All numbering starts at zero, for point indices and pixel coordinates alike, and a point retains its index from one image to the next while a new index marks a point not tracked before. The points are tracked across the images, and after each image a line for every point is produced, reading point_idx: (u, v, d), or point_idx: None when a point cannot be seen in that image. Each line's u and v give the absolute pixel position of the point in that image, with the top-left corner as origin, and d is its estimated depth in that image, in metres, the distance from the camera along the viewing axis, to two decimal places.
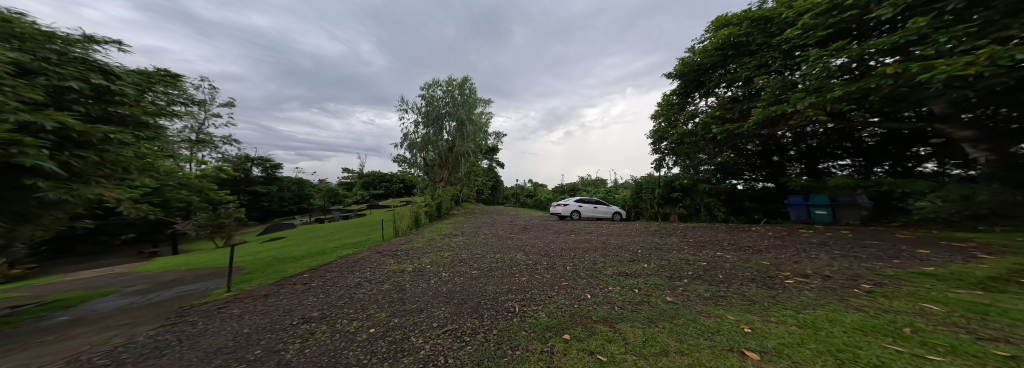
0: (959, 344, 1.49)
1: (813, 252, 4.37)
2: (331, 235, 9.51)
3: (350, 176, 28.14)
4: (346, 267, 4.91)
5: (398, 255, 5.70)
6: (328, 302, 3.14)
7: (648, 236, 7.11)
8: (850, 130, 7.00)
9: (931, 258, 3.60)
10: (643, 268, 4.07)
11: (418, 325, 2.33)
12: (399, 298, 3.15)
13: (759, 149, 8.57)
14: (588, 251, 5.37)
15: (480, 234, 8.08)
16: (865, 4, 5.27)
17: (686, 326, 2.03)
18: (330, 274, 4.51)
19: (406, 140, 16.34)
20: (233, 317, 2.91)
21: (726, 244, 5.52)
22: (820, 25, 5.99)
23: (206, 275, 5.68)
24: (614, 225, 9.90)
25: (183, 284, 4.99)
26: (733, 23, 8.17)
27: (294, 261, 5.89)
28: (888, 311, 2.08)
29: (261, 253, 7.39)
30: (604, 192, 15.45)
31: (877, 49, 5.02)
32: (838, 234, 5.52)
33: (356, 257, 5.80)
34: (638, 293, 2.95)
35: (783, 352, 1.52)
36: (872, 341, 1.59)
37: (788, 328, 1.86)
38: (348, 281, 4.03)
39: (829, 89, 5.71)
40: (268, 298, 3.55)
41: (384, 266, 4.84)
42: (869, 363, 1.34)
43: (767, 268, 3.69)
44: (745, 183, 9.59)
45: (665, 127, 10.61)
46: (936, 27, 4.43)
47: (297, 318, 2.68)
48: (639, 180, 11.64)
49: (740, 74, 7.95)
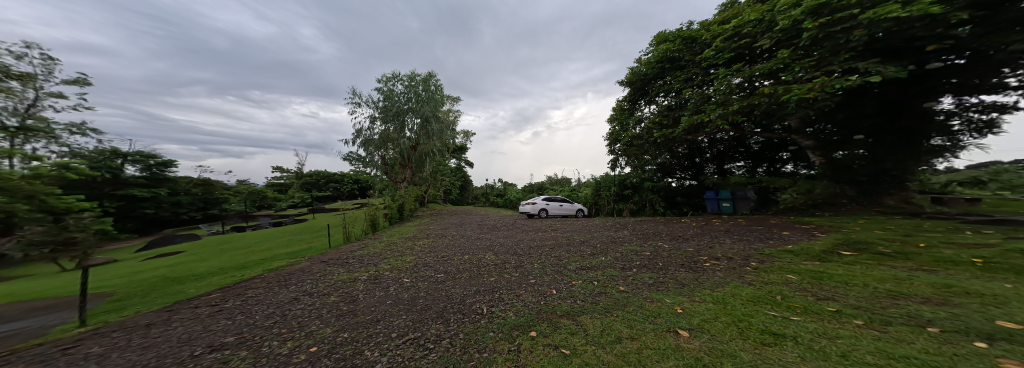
0: (808, 305, 1.96)
1: (723, 237, 5.30)
2: (260, 245, 8.10)
3: (286, 175, 24.24)
4: (276, 281, 4.25)
5: (349, 262, 5.16)
6: (250, 323, 2.69)
7: (606, 230, 7.70)
8: (744, 137, 8.76)
9: (792, 237, 4.73)
10: (601, 260, 4.41)
11: (373, 337, 2.14)
12: (349, 310, 2.84)
13: (685, 151, 9.98)
14: (554, 248, 5.58)
15: (447, 236, 7.75)
16: (755, 33, 6.59)
17: (634, 312, 2.27)
18: (252, 291, 3.85)
19: (360, 136, 14.85)
20: (93, 357, 2.27)
21: (668, 235, 6.29)
22: (726, 48, 7.21)
23: (48, 307, 4.32)
24: (575, 221, 10.49)
25: (4, 322, 3.71)
26: (669, 39, 9.32)
27: (198, 280, 4.87)
28: (774, 282, 2.62)
29: (145, 273, 5.90)
30: (568, 190, 16.24)
31: (760, 73, 6.34)
32: (737, 222, 6.78)
33: (291, 268, 5.07)
34: (596, 285, 3.17)
35: (704, 327, 1.80)
36: (759, 309, 1.99)
37: (707, 305, 2.21)
38: (279, 297, 3.50)
39: (730, 103, 6.97)
40: (153, 327, 2.86)
41: (331, 276, 4.32)
42: (759, 328, 1.66)
43: (692, 253, 4.33)
44: (676, 180, 10.90)
45: (619, 130, 11.61)
46: (794, 59, 5.76)
47: (203, 347, 2.22)
48: (598, 178, 12.51)
49: (673, 86, 9.13)
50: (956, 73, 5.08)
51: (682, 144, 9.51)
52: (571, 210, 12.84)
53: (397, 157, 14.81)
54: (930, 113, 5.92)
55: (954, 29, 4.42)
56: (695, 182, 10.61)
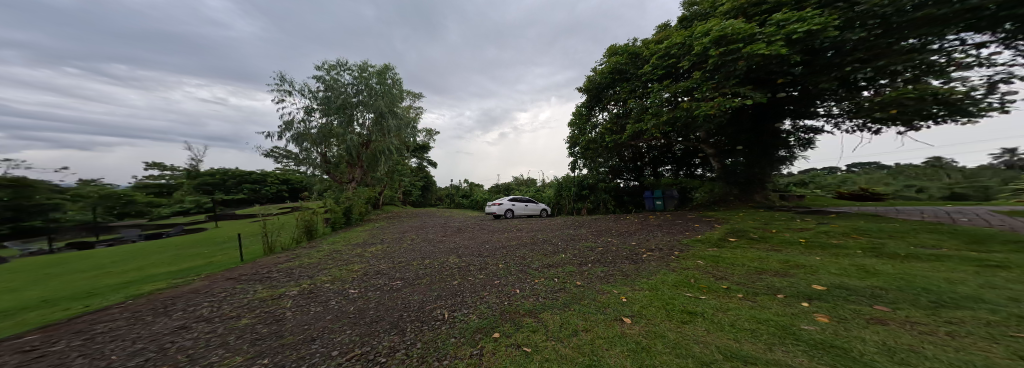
0: (708, 285, 2.63)
1: (655, 231, 6.17)
2: (134, 263, 6.22)
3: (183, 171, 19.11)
4: (161, 308, 3.31)
5: (273, 277, 4.34)
6: (110, 363, 2.03)
7: (566, 228, 8.17)
8: (672, 145, 10.41)
9: (699, 228, 5.80)
10: (563, 257, 4.64)
11: (308, 358, 1.84)
12: (273, 332, 2.39)
13: (630, 155, 11.20)
14: (519, 248, 5.64)
15: (405, 240, 7.13)
16: (679, 55, 7.83)
17: (586, 303, 2.48)
18: (117, 323, 2.93)
19: (291, 130, 12.57)
20: None
21: (617, 230, 6.97)
22: (659, 65, 8.34)
23: None
24: (536, 220, 10.93)
25: None
26: (618, 53, 10.35)
27: (14, 315, 3.47)
28: (690, 269, 3.19)
29: None
30: (533, 190, 16.93)
31: (681, 91, 7.56)
32: (662, 218, 7.97)
33: (182, 290, 4.02)
34: (555, 281, 3.31)
35: (642, 311, 2.16)
36: (676, 291, 2.54)
37: (643, 293, 2.57)
38: (163, 326, 2.75)
39: (661, 113, 7.98)
40: None
41: (243, 295, 3.55)
42: (680, 308, 2.15)
43: (633, 246, 4.92)
44: (623, 181, 12.09)
45: (579, 135, 12.34)
46: (703, 80, 7.02)
47: None
48: (560, 180, 13.47)
49: (620, 95, 10.15)
50: (792, 100, 7.03)
51: (627, 149, 10.67)
52: (534, 209, 13.33)
53: (343, 156, 13.04)
54: (777, 132, 8.01)
55: (791, 66, 6.23)
56: (637, 183, 11.95)
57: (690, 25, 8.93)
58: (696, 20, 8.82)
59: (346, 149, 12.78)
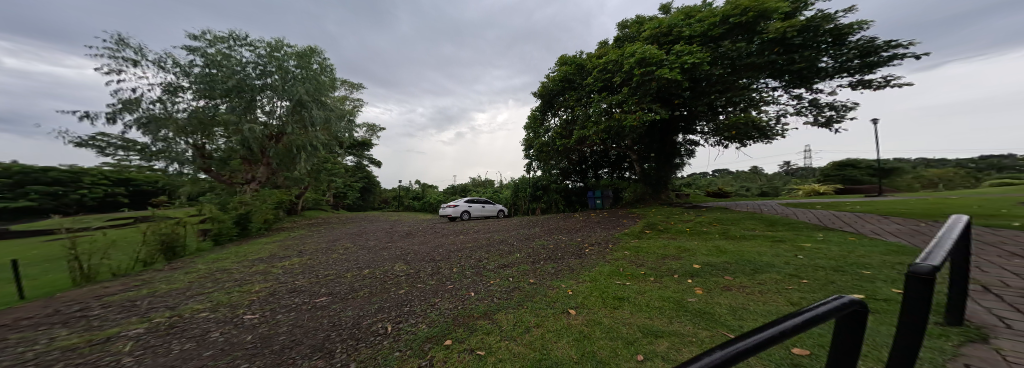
0: (632, 271, 3.26)
1: (594, 227, 6.87)
2: None
3: None
4: None
5: (120, 309, 3.21)
6: None
7: (520, 228, 8.41)
8: (608, 150, 11.76)
9: (624, 224, 6.74)
10: (517, 256, 4.71)
11: None
12: None
13: (577, 159, 12.22)
14: (475, 250, 5.51)
15: (342, 249, 6.17)
16: (612, 72, 8.95)
17: (537, 300, 2.64)
18: None
19: (134, 112, 8.43)
20: None
21: (565, 228, 7.49)
22: (599, 77, 9.36)
23: None
24: (492, 221, 11.15)
25: None
26: (567, 63, 11.10)
27: None
28: (621, 259, 3.75)
29: None
30: (488, 191, 17.16)
31: (614, 103, 8.71)
32: (596, 216, 8.98)
33: None
34: (509, 281, 3.35)
35: (583, 300, 2.56)
36: (609, 278, 3.09)
37: (586, 283, 3.01)
38: None
39: (599, 122, 8.95)
40: None
41: (37, 345, 2.41)
42: (613, 293, 2.66)
43: (578, 242, 5.39)
44: (572, 182, 13.28)
45: (534, 138, 12.36)
46: (629, 97, 8.32)
47: None
48: (518, 181, 14.39)
49: (568, 103, 10.84)
50: (685, 118, 9.07)
51: (574, 153, 11.59)
52: (490, 210, 13.58)
53: (239, 150, 9.88)
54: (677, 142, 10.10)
55: (684, 91, 8.10)
56: (582, 184, 13.22)
57: (622, 45, 10.19)
58: (627, 41, 10.12)
59: (240, 142, 9.60)
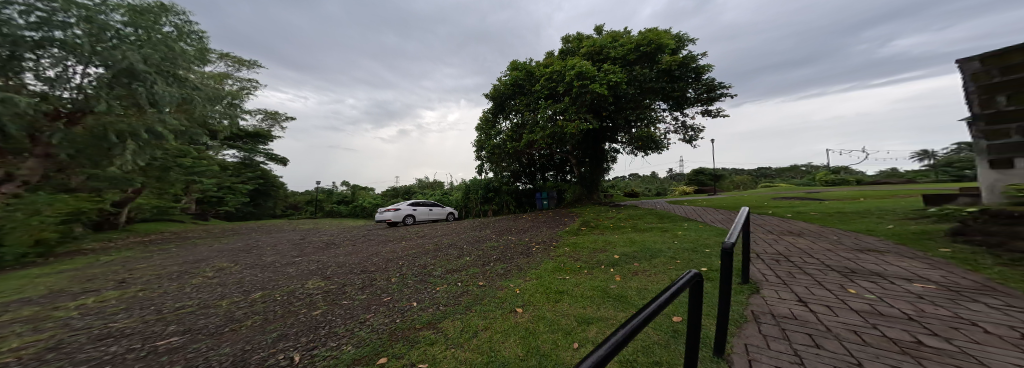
0: (569, 267, 3.65)
1: (540, 227, 7.33)
2: None
3: None
4: None
5: None
6: None
7: (468, 231, 8.26)
8: (553, 155, 12.97)
9: (563, 224, 7.38)
10: (465, 260, 4.60)
11: None
12: None
13: (526, 162, 13.02)
14: (421, 256, 5.20)
15: (245, 265, 4.99)
16: (557, 82, 9.81)
17: (487, 302, 2.69)
18: None
19: None
20: None
21: (513, 229, 7.71)
22: (545, 85, 10.03)
23: None
24: (440, 224, 10.74)
25: None
26: (516, 69, 11.50)
27: None
28: (562, 255, 4.22)
29: None
30: (438, 194, 16.67)
31: (558, 111, 9.57)
32: (541, 216, 9.65)
33: None
34: (457, 286, 3.27)
35: (528, 298, 2.72)
36: (551, 275, 3.40)
37: (532, 281, 3.24)
38: None
39: (545, 127, 9.67)
40: None
41: None
42: (553, 288, 2.93)
43: (526, 242, 5.65)
44: (522, 185, 13.96)
45: (484, 139, 12.35)
46: (571, 106, 9.30)
47: None
48: (469, 183, 14.29)
49: (518, 107, 11.16)
50: (612, 129, 10.99)
51: (524, 157, 12.29)
52: (439, 214, 13.07)
53: None
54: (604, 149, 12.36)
55: (613, 107, 9.76)
56: (530, 186, 13.97)
57: (565, 57, 11.19)
58: (568, 54, 11.17)
59: None
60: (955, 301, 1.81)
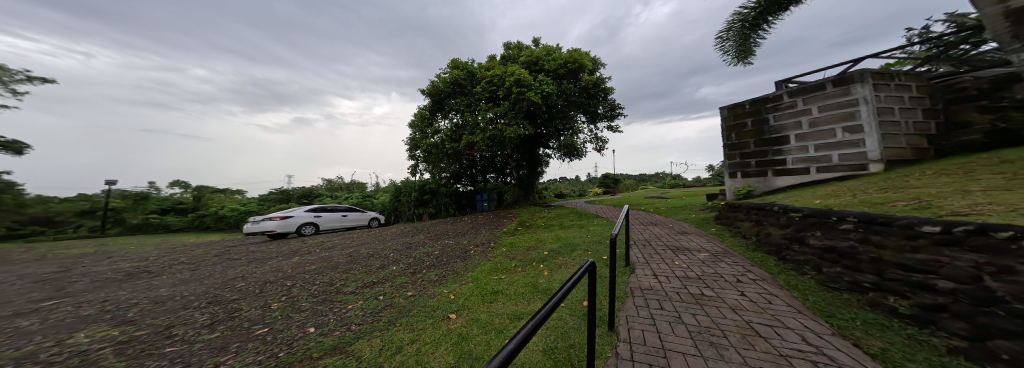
0: (504, 269, 3.94)
1: (472, 232, 7.60)
2: None
3: None
4: None
5: None
6: None
7: (399, 237, 7.75)
8: (493, 157, 14.13)
9: (489, 229, 7.84)
10: (391, 270, 4.31)
11: None
12: None
13: (467, 163, 13.72)
14: (332, 271, 4.71)
15: (45, 303, 3.49)
16: (496, 85, 10.70)
17: (415, 312, 2.56)
18: None
19: None
20: None
21: (448, 232, 7.74)
22: (486, 87, 10.77)
23: None
24: (356, 233, 9.71)
25: None
26: (456, 67, 11.93)
27: None
28: (500, 256, 4.67)
29: None
30: (357, 197, 14.78)
31: (499, 114, 10.59)
32: (478, 219, 10.16)
33: None
34: (387, 297, 3.08)
35: (462, 303, 2.74)
36: (488, 277, 3.62)
37: (467, 285, 3.34)
38: None
39: (485, 129, 10.45)
40: None
41: None
42: (490, 289, 3.08)
43: (463, 247, 5.70)
44: (462, 187, 14.48)
45: (420, 137, 11.95)
46: (509, 110, 10.45)
47: None
48: (399, 185, 13.46)
49: (458, 107, 11.33)
50: (544, 135, 12.99)
51: (465, 157, 12.98)
52: (348, 224, 11.45)
53: None
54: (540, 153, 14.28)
55: (546, 116, 11.66)
56: (470, 187, 14.50)
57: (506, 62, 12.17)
58: (508, 60, 12.25)
59: None
60: (714, 263, 4.07)
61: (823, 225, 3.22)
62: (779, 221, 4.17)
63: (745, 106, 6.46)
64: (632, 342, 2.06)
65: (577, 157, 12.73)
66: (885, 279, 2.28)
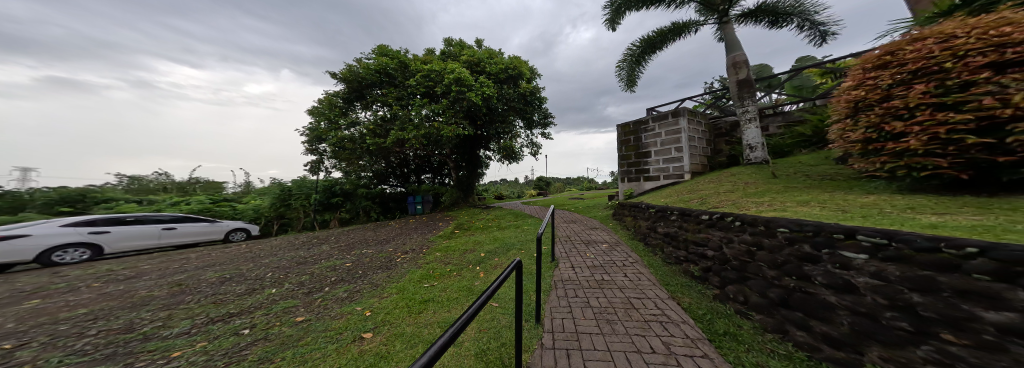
0: (426, 279, 5.32)
1: (399, 239, 9.36)
2: None
3: None
4: None
5: None
6: None
7: (296, 250, 8.58)
8: (427, 156, 16.15)
9: (415, 240, 9.09)
10: (266, 295, 4.84)
11: None
12: None
13: (397, 162, 15.69)
14: (180, 303, 4.52)
15: None
16: (429, 85, 12.78)
17: (317, 339, 3.25)
18: None
19: None
20: None
21: (371, 241, 9.54)
22: (420, 83, 12.77)
23: None
24: (214, 252, 8.29)
25: None
26: (388, 55, 13.91)
27: None
28: (433, 264, 6.21)
29: None
30: (195, 205, 10.72)
31: (433, 112, 12.29)
32: (404, 225, 12.24)
33: None
34: (258, 329, 3.54)
35: (383, 319, 3.71)
36: (416, 286, 4.95)
37: (393, 296, 4.54)
38: None
39: (414, 125, 12.19)
40: None
41: None
42: (413, 301, 4.27)
43: (388, 256, 7.28)
44: (391, 186, 16.07)
45: (326, 127, 13.58)
46: (434, 112, 12.32)
47: None
48: (288, 185, 12.71)
49: (386, 98, 13.39)
50: (476, 139, 15.56)
51: (394, 156, 14.87)
52: (162, 244, 8.18)
53: None
54: (477, 156, 16.49)
55: (479, 122, 14.15)
56: (401, 188, 16.33)
57: (448, 57, 14.39)
58: (450, 56, 14.43)
59: None
60: (610, 252, 5.94)
61: (664, 217, 5.61)
62: (643, 214, 6.81)
63: (626, 126, 10.57)
64: (553, 331, 2.98)
65: (516, 160, 15.32)
66: (688, 252, 4.49)
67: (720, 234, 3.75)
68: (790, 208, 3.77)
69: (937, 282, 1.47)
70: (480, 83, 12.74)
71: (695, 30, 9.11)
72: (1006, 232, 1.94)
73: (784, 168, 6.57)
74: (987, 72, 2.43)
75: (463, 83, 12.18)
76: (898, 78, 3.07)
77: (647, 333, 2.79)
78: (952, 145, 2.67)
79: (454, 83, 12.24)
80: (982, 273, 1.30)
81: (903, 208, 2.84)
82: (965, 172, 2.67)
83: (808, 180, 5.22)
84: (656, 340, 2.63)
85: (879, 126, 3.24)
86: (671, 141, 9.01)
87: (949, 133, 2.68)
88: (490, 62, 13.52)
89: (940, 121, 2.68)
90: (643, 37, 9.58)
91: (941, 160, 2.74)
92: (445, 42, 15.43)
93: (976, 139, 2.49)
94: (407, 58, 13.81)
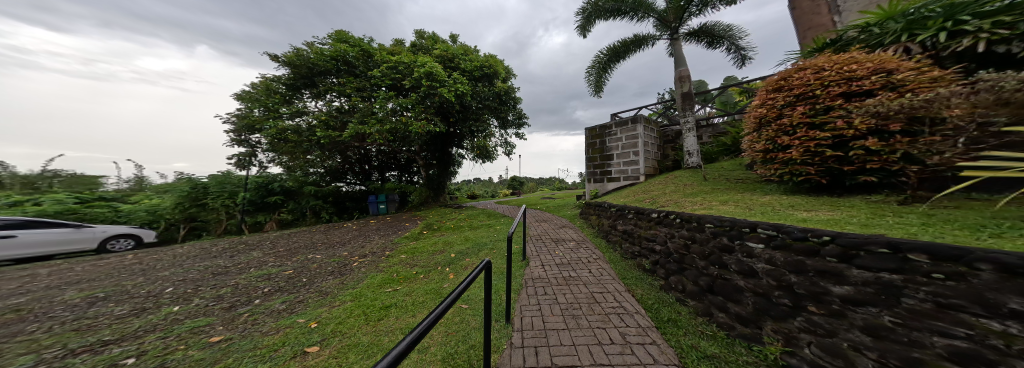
0: (390, 283, 4.88)
1: (355, 243, 8.43)
2: None
3: None
4: None
5: None
6: None
7: (213, 259, 7.17)
8: (392, 153, 15.06)
9: (375, 243, 8.27)
10: (164, 315, 3.93)
11: None
12: None
13: (353, 158, 14.40)
14: (38, 331, 3.47)
15: None
16: (393, 77, 11.96)
17: (243, 360, 2.74)
18: None
19: None
20: None
21: (322, 244, 8.49)
22: (386, 75, 11.96)
23: None
24: (82, 266, 6.41)
25: None
26: (346, 41, 12.63)
27: None
28: (397, 267, 5.73)
29: None
30: (51, 206, 8.23)
31: (398, 107, 11.55)
32: (365, 226, 11.07)
33: None
34: (151, 357, 2.83)
35: (332, 331, 3.29)
36: (377, 291, 4.51)
37: (347, 304, 4.07)
38: None
39: (377, 118, 11.38)
40: None
41: None
42: (371, 307, 3.87)
43: (341, 261, 6.55)
44: (348, 185, 14.54)
45: (267, 118, 11.98)
46: (399, 105, 11.47)
47: None
48: (209, 181, 10.67)
49: (346, 88, 12.20)
50: (446, 137, 14.95)
51: (350, 150, 13.52)
52: None
53: None
54: (450, 155, 15.79)
55: (450, 119, 13.70)
56: (360, 187, 14.85)
57: (418, 50, 13.70)
58: (421, 49, 13.78)
59: None
60: (576, 249, 6.08)
61: (624, 215, 5.91)
62: (606, 213, 7.14)
63: (592, 130, 11.15)
64: (522, 329, 2.92)
65: (489, 160, 15.31)
66: (641, 247, 4.77)
67: (665, 230, 4.01)
68: (716, 207, 4.25)
69: (806, 265, 1.86)
70: (453, 79, 12.21)
71: (652, 44, 9.91)
72: (850, 223, 2.45)
73: (715, 172, 7.49)
74: (842, 100, 3.10)
75: (434, 78, 11.53)
76: (788, 99, 3.64)
77: (607, 325, 2.87)
78: (818, 156, 3.29)
79: (425, 77, 11.52)
80: (832, 256, 1.69)
81: (788, 205, 3.39)
82: (825, 178, 3.31)
83: (742, 181, 5.95)
84: (615, 332, 2.72)
85: (773, 139, 3.82)
86: (630, 146, 9.72)
87: (816, 146, 3.31)
88: (464, 58, 13.01)
89: (813, 137, 3.31)
90: (610, 46, 10.24)
91: (812, 168, 3.34)
92: (417, 34, 14.53)
93: (834, 152, 3.12)
94: (371, 48, 12.72)
